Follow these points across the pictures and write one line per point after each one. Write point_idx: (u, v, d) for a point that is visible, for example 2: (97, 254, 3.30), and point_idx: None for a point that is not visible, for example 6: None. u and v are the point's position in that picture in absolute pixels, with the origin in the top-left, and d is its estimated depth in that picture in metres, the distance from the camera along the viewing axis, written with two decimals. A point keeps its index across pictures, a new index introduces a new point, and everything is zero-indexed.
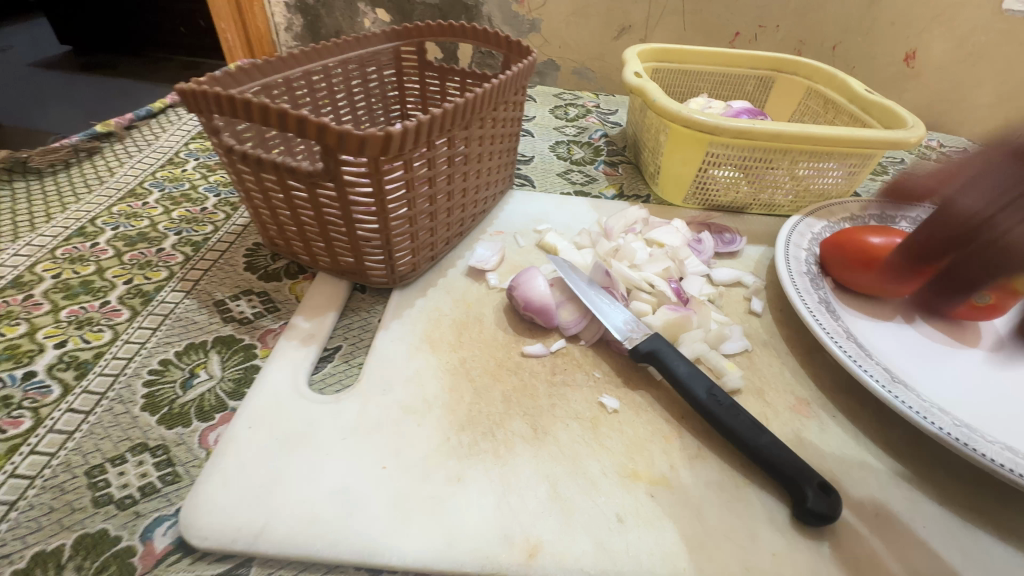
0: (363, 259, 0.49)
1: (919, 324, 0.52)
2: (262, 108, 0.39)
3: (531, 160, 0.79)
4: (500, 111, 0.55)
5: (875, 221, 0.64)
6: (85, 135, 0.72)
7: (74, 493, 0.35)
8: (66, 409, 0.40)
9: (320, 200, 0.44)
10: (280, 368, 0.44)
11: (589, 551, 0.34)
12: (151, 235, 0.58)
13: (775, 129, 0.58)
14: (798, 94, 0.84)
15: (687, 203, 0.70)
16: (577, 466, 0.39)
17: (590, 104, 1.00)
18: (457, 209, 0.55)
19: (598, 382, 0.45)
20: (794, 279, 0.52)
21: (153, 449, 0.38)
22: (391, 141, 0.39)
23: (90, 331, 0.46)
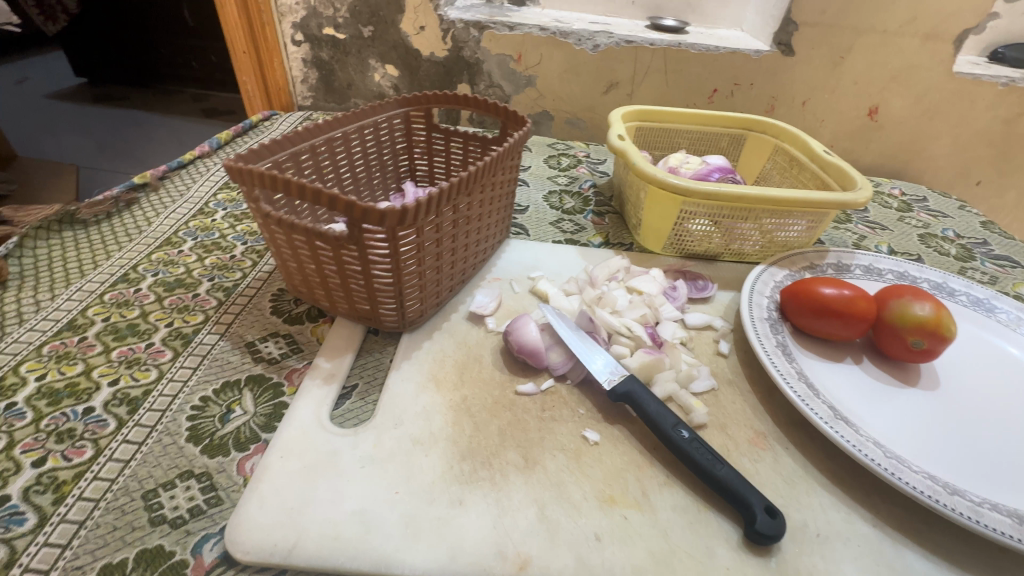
0: (378, 307, 0.56)
1: (863, 365, 0.60)
2: (300, 185, 0.47)
3: (526, 210, 0.87)
4: (498, 176, 0.63)
5: (833, 270, 0.72)
6: (124, 186, 0.80)
7: (133, 514, 0.41)
8: (122, 440, 0.46)
9: (343, 258, 0.52)
10: (305, 405, 0.50)
11: (571, 565, 0.40)
12: (187, 281, 0.65)
13: (740, 192, 0.65)
14: (767, 151, 0.93)
15: (666, 251, 0.78)
16: (563, 491, 0.45)
17: (580, 154, 1.09)
18: (459, 260, 0.62)
19: (582, 418, 0.51)
20: (755, 326, 0.59)
21: (198, 476, 0.44)
22: (406, 213, 0.47)
23: (139, 370, 0.53)
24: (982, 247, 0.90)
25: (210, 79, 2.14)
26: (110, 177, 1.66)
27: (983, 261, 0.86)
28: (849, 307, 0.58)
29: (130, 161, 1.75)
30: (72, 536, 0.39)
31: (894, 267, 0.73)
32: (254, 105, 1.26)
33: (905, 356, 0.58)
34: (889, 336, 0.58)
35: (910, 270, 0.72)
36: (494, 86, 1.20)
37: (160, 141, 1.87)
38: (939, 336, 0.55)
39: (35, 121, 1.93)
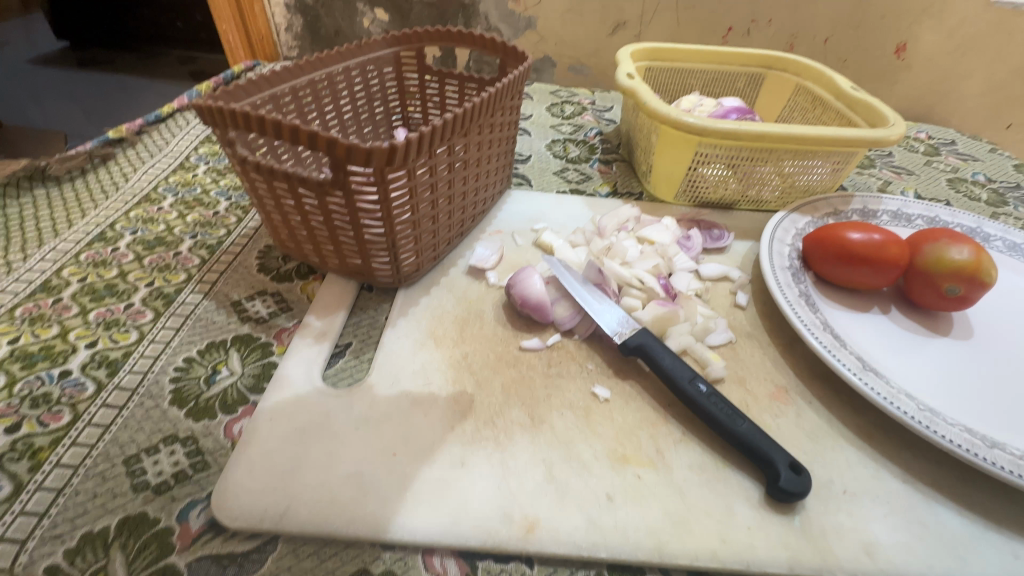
0: (370, 261, 0.52)
1: (892, 314, 0.56)
2: (275, 124, 0.42)
3: (528, 160, 0.81)
4: (497, 117, 0.57)
5: (858, 216, 0.67)
6: (98, 142, 0.75)
7: (114, 481, 0.38)
8: (101, 404, 0.43)
9: (330, 207, 0.48)
10: (295, 364, 0.47)
11: (582, 527, 0.38)
12: (168, 239, 0.61)
13: (761, 130, 0.60)
14: (787, 91, 0.86)
15: (678, 200, 0.73)
16: (572, 450, 0.42)
17: (586, 101, 1.02)
18: (458, 210, 0.58)
19: (591, 373, 0.48)
20: (775, 274, 0.55)
21: (183, 440, 0.41)
22: (395, 153, 0.42)
23: (118, 331, 0.49)
24: (1016, 191, 0.84)
25: (197, 38, 2.05)
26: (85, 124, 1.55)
27: (1017, 205, 0.80)
28: (879, 253, 0.54)
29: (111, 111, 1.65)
30: (49, 503, 0.37)
31: (923, 212, 0.68)
32: (236, 56, 1.16)
33: (938, 304, 0.54)
34: (921, 284, 0.54)
35: (942, 215, 0.68)
36: (492, 31, 1.12)
37: (148, 104, 1.79)
38: (978, 281, 0.51)
39: (16, 85, 1.85)
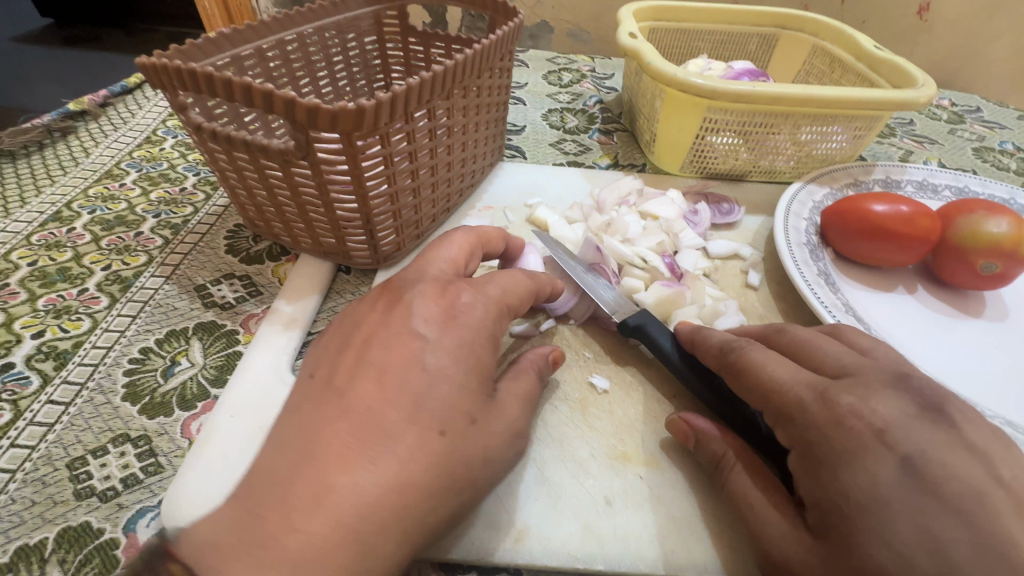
0: (345, 240, 0.48)
1: (919, 294, 0.51)
2: (227, 82, 0.37)
3: (522, 130, 0.76)
4: (484, 79, 0.52)
5: (880, 187, 0.61)
6: (58, 114, 0.69)
7: (56, 486, 0.35)
8: (45, 401, 0.39)
9: (296, 179, 0.42)
10: (262, 354, 0.43)
11: (576, 535, 0.34)
12: (129, 218, 0.56)
13: (778, 91, 0.54)
14: (803, 53, 0.79)
15: (684, 171, 0.67)
16: (566, 448, 0.38)
17: (585, 67, 0.95)
18: (442, 183, 0.53)
19: (588, 362, 0.44)
20: (792, 250, 0.50)
21: (135, 440, 0.37)
22: (364, 115, 0.37)
23: (68, 320, 0.45)
24: None
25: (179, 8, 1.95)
26: (54, 97, 1.45)
27: None
28: (908, 227, 0.49)
29: (81, 81, 1.55)
30: None
31: (951, 182, 0.63)
32: (213, 23, 1.09)
33: (970, 283, 0.49)
34: (952, 260, 0.49)
35: (970, 186, 0.62)
36: None
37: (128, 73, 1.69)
38: (1016, 257, 0.46)
39: None
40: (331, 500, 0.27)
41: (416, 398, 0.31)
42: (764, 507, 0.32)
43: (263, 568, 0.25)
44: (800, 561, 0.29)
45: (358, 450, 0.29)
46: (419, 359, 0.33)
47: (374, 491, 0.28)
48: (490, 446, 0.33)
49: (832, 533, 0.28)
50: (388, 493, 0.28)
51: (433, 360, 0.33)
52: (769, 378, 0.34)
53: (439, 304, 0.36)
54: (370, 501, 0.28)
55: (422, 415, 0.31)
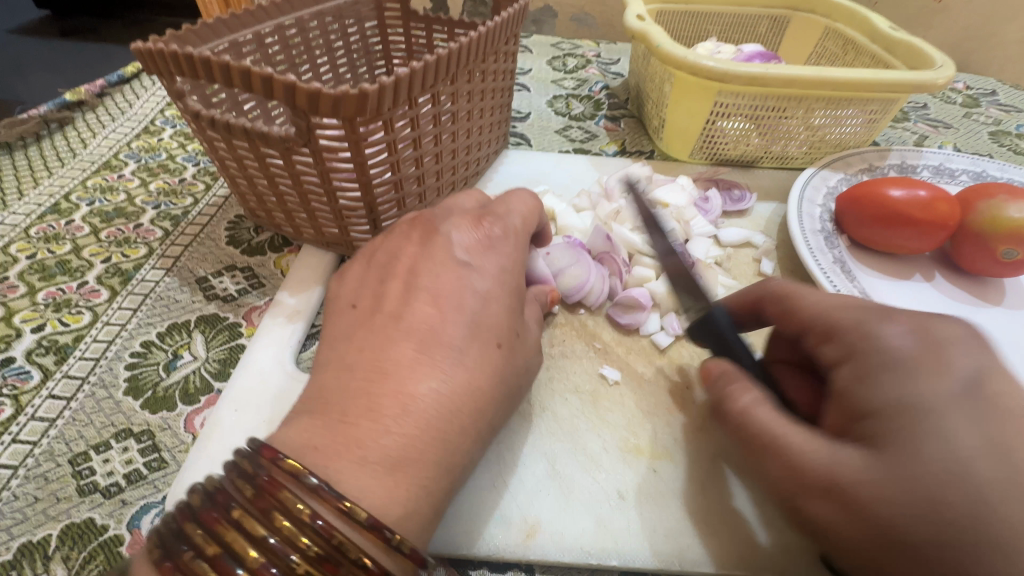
0: (348, 230, 0.47)
1: (937, 282, 0.50)
2: (224, 66, 0.36)
3: (527, 117, 0.74)
4: (489, 63, 0.50)
5: (895, 172, 0.60)
6: (54, 104, 0.68)
7: (58, 483, 0.34)
8: (46, 396, 0.38)
9: (297, 168, 0.41)
10: (265, 347, 0.42)
11: (589, 530, 0.33)
12: (128, 210, 0.55)
13: (792, 73, 0.52)
14: (815, 35, 0.77)
15: (693, 158, 0.66)
16: (577, 441, 0.37)
17: (589, 53, 0.93)
18: (447, 171, 0.52)
19: (598, 353, 0.43)
20: (806, 237, 0.49)
21: (137, 435, 0.37)
22: (367, 100, 0.36)
23: (69, 313, 0.44)
24: None
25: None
26: (50, 88, 1.43)
27: None
28: (927, 212, 0.47)
29: (73, 64, 1.51)
30: None
31: (968, 167, 0.61)
32: (211, 11, 1.07)
33: (990, 270, 0.48)
34: (971, 247, 0.48)
35: (988, 171, 0.61)
36: None
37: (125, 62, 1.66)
38: None
39: None
40: (414, 407, 0.29)
41: (475, 316, 0.33)
42: (785, 430, 0.29)
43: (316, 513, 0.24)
44: (834, 477, 0.26)
45: (426, 364, 0.31)
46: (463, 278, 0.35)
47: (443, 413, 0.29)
48: (531, 359, 0.35)
49: (879, 444, 0.26)
50: (460, 400, 0.30)
51: (481, 284, 0.35)
52: (812, 307, 0.33)
53: (473, 233, 0.37)
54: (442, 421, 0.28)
55: (456, 353, 0.32)
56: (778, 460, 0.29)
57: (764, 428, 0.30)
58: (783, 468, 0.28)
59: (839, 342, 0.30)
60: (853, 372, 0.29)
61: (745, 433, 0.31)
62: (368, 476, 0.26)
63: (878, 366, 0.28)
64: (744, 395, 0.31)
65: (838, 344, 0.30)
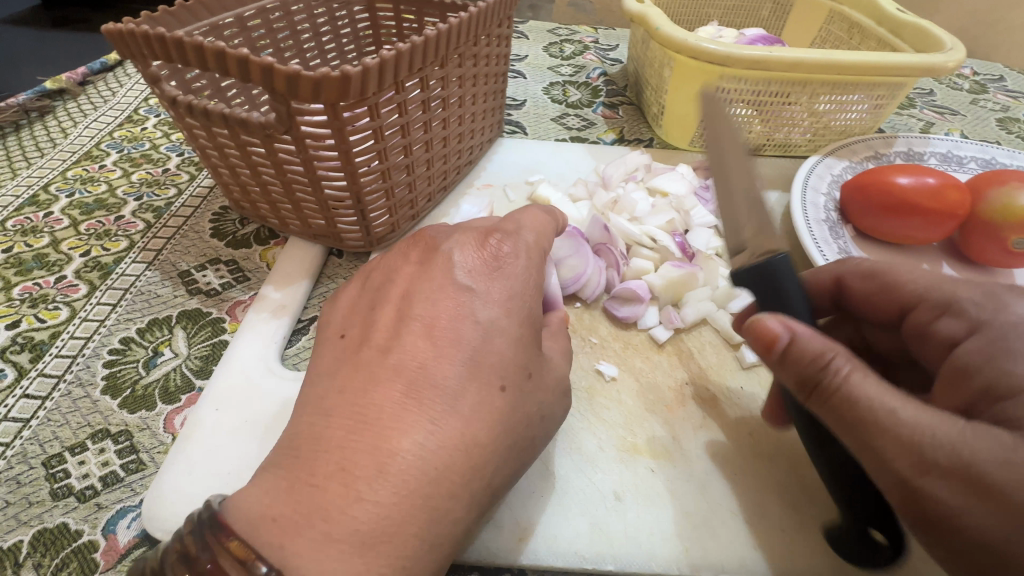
0: (335, 222, 0.45)
1: (944, 273, 0.48)
2: (199, 48, 0.34)
3: (522, 105, 0.72)
4: (481, 46, 0.48)
5: (902, 160, 0.58)
6: (34, 92, 0.66)
7: (31, 486, 0.33)
8: (21, 395, 0.37)
9: (280, 156, 0.40)
10: (248, 343, 0.41)
11: (584, 533, 0.32)
12: (109, 201, 0.53)
13: (796, 56, 0.50)
14: (819, 18, 0.75)
15: (693, 146, 0.64)
16: (572, 440, 0.36)
17: (587, 38, 0.90)
18: (438, 160, 0.50)
19: (595, 348, 0.41)
20: (810, 227, 0.47)
21: (115, 436, 0.35)
22: (350, 83, 0.34)
23: (45, 309, 0.43)
24: None
25: None
26: None
27: None
28: (936, 201, 0.46)
29: None
30: None
31: (977, 154, 0.60)
32: None
33: (1000, 260, 0.46)
34: (981, 236, 0.46)
35: (997, 158, 0.59)
36: None
37: None
38: None
39: None
40: (373, 429, 0.26)
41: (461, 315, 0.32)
42: (905, 407, 0.24)
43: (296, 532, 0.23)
44: (981, 457, 0.22)
45: (405, 412, 0.27)
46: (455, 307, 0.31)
47: (433, 412, 0.27)
48: None
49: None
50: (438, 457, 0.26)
51: (485, 313, 0.31)
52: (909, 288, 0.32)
53: (466, 251, 0.34)
54: (434, 421, 0.27)
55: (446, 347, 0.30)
56: (910, 437, 0.23)
57: (886, 402, 0.24)
58: (912, 446, 0.23)
59: (967, 317, 0.28)
60: (989, 345, 0.27)
61: (853, 410, 0.25)
62: (320, 552, 0.23)
63: (1019, 339, 0.26)
64: (848, 363, 0.25)
65: (963, 318, 0.29)
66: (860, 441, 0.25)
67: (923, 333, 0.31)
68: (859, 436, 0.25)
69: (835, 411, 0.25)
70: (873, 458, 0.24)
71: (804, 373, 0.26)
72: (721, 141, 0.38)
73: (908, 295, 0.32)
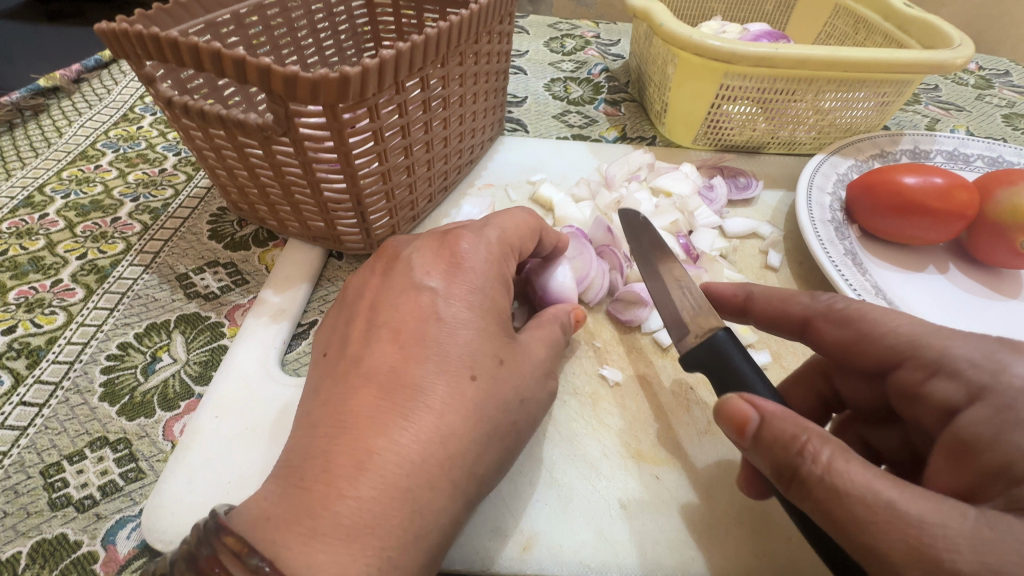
0: (334, 224, 0.44)
1: (950, 274, 0.48)
2: (194, 49, 0.33)
3: (523, 102, 0.71)
4: (481, 44, 0.47)
5: (908, 158, 0.57)
6: (28, 90, 0.65)
7: (29, 496, 0.32)
8: (17, 402, 0.36)
9: (278, 158, 0.39)
10: (247, 349, 0.40)
11: (589, 542, 0.32)
12: (105, 202, 0.52)
13: (803, 53, 0.49)
14: (824, 13, 0.74)
15: (697, 144, 0.63)
16: (577, 447, 0.36)
17: (589, 33, 0.89)
18: (438, 160, 0.49)
19: (599, 352, 0.41)
20: (817, 228, 0.47)
21: (113, 444, 0.35)
22: (349, 85, 0.33)
23: (41, 314, 0.42)
24: None
25: None
26: None
27: None
28: (944, 202, 0.45)
29: None
30: None
31: (983, 152, 0.59)
32: None
33: (1007, 262, 0.46)
34: (988, 237, 0.46)
35: (1004, 156, 0.58)
36: None
37: None
38: None
39: None
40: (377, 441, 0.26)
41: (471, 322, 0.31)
42: (901, 496, 0.21)
43: (299, 547, 0.23)
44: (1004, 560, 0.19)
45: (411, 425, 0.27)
46: (421, 309, 0.31)
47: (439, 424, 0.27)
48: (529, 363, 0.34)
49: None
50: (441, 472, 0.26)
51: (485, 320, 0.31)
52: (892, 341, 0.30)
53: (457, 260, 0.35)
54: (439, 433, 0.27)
55: (453, 355, 0.30)
56: (911, 536, 0.20)
57: (877, 490, 0.21)
58: (914, 548, 0.20)
59: (961, 379, 0.26)
60: (992, 413, 0.24)
61: (839, 504, 0.22)
62: (297, 566, 0.22)
63: None
64: (826, 447, 0.23)
65: (958, 382, 0.26)
66: (853, 543, 0.21)
67: (915, 395, 0.28)
68: (852, 538, 0.21)
69: (818, 502, 0.23)
70: (876, 566, 0.21)
71: (780, 458, 0.24)
72: (641, 240, 0.40)
73: (889, 353, 0.30)
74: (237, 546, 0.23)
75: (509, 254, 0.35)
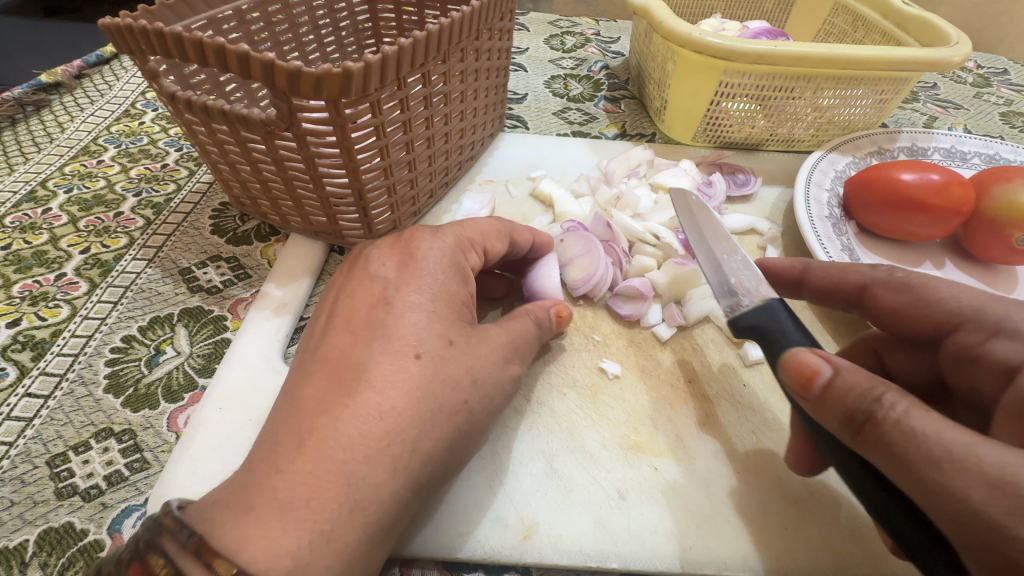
0: (336, 218, 0.45)
1: (947, 269, 0.48)
2: (198, 44, 0.33)
3: (523, 99, 0.71)
4: (483, 40, 0.47)
5: (905, 155, 0.58)
6: (29, 86, 0.65)
7: (36, 485, 0.33)
8: (22, 394, 0.37)
9: (281, 153, 0.39)
10: (251, 342, 0.41)
11: (588, 531, 0.32)
12: (108, 197, 0.53)
13: (801, 51, 0.50)
14: (823, 11, 0.74)
15: (696, 141, 0.63)
16: (576, 439, 0.36)
17: (589, 31, 0.89)
18: (440, 156, 0.49)
19: (598, 346, 0.41)
20: (814, 224, 0.47)
21: (118, 435, 0.35)
22: (352, 80, 0.33)
23: (45, 307, 0.42)
24: None
25: None
26: None
27: None
28: (941, 198, 0.45)
29: None
30: None
31: (980, 149, 0.59)
32: None
33: (1002, 257, 0.46)
34: (984, 234, 0.46)
35: (1000, 153, 0.59)
36: None
37: None
38: None
39: None
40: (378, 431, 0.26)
41: None
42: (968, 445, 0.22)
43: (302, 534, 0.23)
44: None
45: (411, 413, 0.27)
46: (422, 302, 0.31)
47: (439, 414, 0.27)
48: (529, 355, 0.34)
49: None
50: None
51: None
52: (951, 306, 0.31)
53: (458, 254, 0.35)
54: None
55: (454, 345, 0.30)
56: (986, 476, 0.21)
57: (952, 436, 0.22)
58: (989, 484, 0.21)
59: (1022, 340, 0.28)
60: None
61: (912, 448, 0.22)
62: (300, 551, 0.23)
63: None
64: (903, 399, 0.23)
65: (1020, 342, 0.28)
66: (922, 484, 0.22)
67: (971, 357, 0.30)
68: (921, 477, 0.22)
69: (887, 448, 0.23)
70: (941, 497, 0.21)
71: (852, 409, 0.24)
72: (691, 226, 0.40)
73: (948, 315, 0.31)
74: (240, 532, 0.23)
75: (467, 248, 0.36)
